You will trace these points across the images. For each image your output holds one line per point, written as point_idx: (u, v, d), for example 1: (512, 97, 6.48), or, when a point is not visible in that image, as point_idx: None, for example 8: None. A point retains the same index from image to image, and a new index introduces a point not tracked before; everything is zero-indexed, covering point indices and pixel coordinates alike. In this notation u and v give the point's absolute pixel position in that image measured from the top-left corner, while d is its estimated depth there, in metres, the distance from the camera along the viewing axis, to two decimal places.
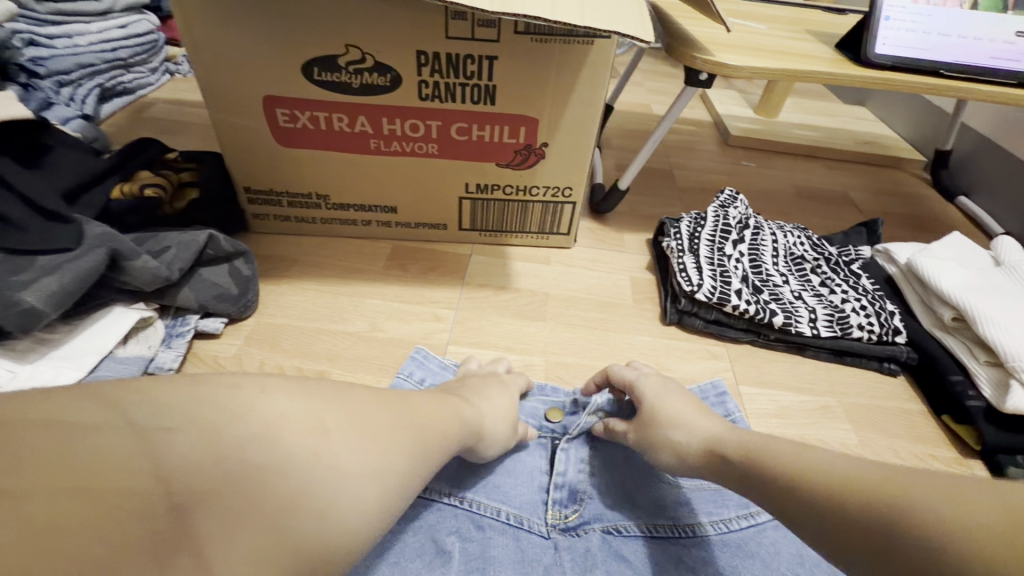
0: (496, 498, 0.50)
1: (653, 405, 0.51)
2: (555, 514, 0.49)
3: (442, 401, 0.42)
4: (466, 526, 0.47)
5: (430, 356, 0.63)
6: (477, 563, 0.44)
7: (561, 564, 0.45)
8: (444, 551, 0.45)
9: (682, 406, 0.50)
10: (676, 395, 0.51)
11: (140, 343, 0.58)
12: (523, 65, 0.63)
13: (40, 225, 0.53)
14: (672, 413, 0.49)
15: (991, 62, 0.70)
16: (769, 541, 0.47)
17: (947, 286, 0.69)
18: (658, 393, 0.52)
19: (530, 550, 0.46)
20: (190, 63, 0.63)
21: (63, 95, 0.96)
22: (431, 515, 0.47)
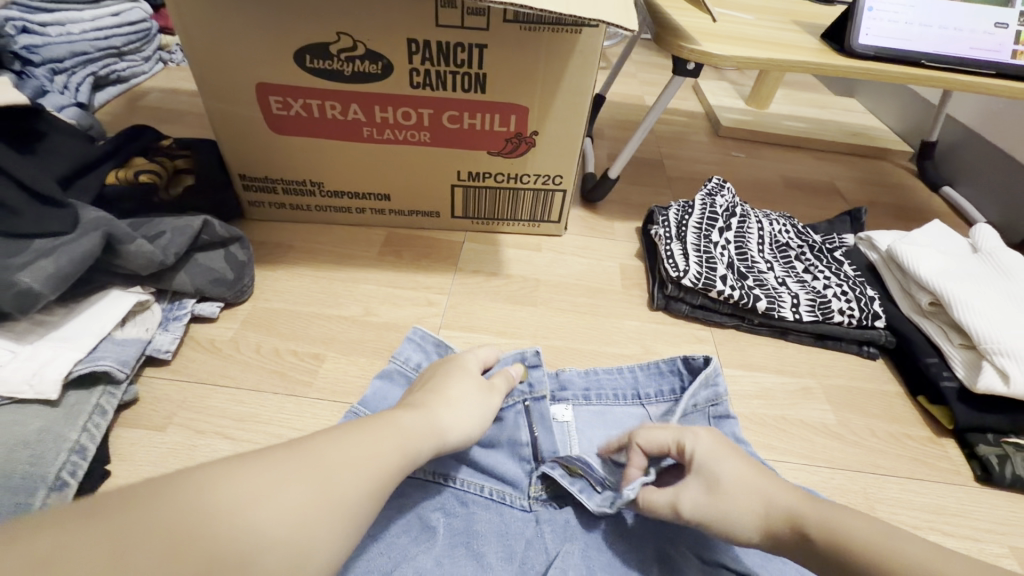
0: (480, 474, 0.51)
1: (708, 471, 0.44)
2: (536, 486, 0.50)
3: (367, 430, 0.38)
4: (451, 502, 0.49)
5: (426, 334, 0.62)
6: (462, 538, 0.46)
7: (542, 536, 0.48)
8: (430, 526, 0.47)
9: (739, 471, 0.44)
10: (729, 457, 0.45)
11: (137, 325, 0.58)
12: (513, 54, 0.65)
13: (34, 209, 0.54)
14: (735, 481, 0.43)
15: (971, 53, 0.72)
16: None
17: (926, 273, 0.71)
18: (711, 456, 0.45)
19: (514, 524, 0.48)
20: (184, 50, 0.64)
21: (57, 82, 0.96)
22: (416, 493, 0.48)
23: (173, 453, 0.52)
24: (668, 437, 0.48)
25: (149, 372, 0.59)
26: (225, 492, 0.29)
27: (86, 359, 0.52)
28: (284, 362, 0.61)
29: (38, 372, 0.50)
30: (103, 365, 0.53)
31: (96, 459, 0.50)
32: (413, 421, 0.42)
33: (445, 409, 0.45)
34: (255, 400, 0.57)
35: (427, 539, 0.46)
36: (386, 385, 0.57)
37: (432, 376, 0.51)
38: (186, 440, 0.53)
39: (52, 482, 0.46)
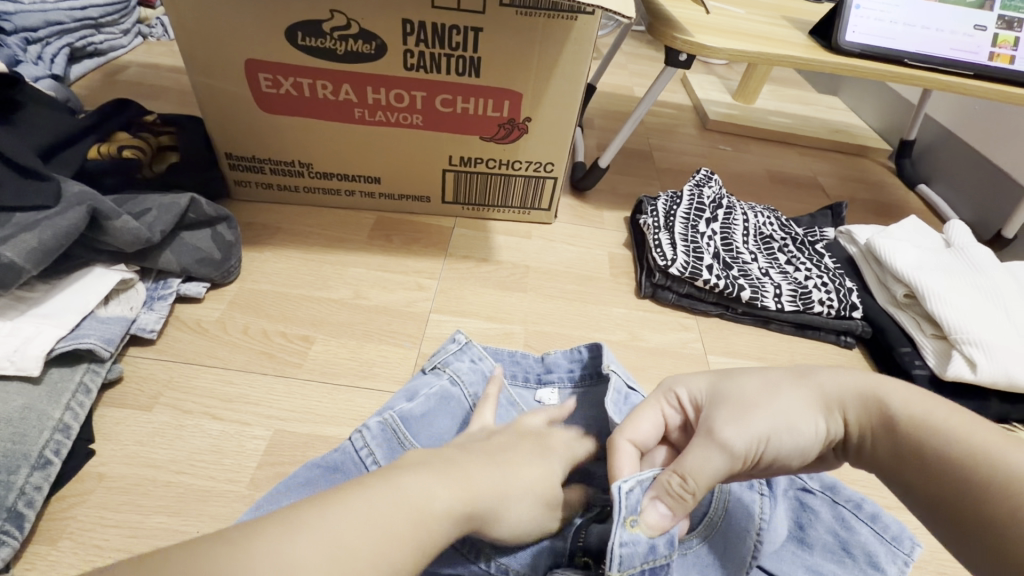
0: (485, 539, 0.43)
1: (737, 396, 0.38)
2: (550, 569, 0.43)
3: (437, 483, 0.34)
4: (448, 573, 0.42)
5: (482, 358, 0.58)
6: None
7: None
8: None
9: (771, 381, 0.38)
10: (756, 376, 0.39)
11: (121, 304, 0.57)
12: (509, 39, 0.64)
13: (16, 182, 0.52)
14: (778, 394, 0.37)
15: (952, 54, 0.74)
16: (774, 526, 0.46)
17: (902, 265, 0.74)
18: (737, 384, 0.39)
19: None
20: (172, 24, 0.62)
21: (31, 53, 0.92)
22: None
23: (159, 432, 0.52)
24: (649, 404, 0.41)
25: (134, 351, 0.58)
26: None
27: (69, 336, 0.51)
28: (272, 343, 0.61)
29: (20, 348, 0.49)
30: (86, 343, 0.51)
31: (79, 437, 0.49)
32: (448, 499, 0.34)
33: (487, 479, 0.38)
34: (243, 380, 0.57)
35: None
36: (439, 410, 0.52)
37: (495, 441, 0.43)
38: (173, 419, 0.53)
39: (35, 460, 0.45)
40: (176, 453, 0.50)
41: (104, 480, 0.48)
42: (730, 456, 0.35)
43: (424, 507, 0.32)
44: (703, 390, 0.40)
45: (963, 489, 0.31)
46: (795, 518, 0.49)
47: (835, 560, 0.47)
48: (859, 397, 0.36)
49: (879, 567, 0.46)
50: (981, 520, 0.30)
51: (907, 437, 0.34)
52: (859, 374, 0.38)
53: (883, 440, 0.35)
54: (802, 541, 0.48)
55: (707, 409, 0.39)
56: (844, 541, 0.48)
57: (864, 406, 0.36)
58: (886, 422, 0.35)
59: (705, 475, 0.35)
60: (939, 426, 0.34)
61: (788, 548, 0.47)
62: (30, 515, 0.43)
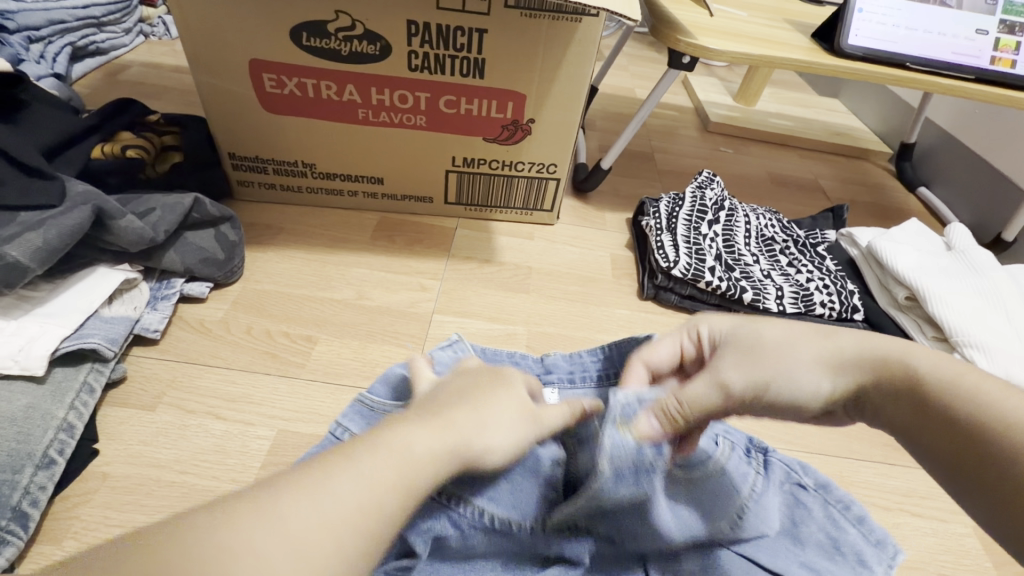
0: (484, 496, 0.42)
1: (749, 342, 0.38)
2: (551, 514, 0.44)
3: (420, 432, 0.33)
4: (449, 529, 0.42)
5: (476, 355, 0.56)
6: (449, 555, 0.43)
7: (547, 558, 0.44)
8: (437, 536, 0.42)
9: (789, 331, 0.38)
10: (777, 325, 0.38)
11: (125, 304, 0.57)
12: (513, 41, 0.65)
13: (21, 181, 0.52)
14: (787, 345, 0.37)
15: (953, 58, 0.74)
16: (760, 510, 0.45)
17: (903, 267, 0.74)
18: (754, 330, 0.39)
19: (510, 546, 0.44)
20: (177, 24, 0.63)
21: (33, 51, 0.92)
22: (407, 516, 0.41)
23: (163, 432, 0.52)
24: (674, 339, 0.43)
25: (137, 351, 0.58)
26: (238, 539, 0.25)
27: (73, 336, 0.51)
28: (276, 344, 0.61)
29: (24, 347, 0.49)
30: (90, 342, 0.51)
31: (83, 437, 0.49)
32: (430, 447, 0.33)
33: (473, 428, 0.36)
34: (247, 380, 0.57)
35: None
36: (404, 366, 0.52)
37: (468, 382, 0.40)
38: (176, 419, 0.53)
39: (39, 460, 0.45)
40: (180, 453, 0.50)
41: (108, 479, 0.48)
42: (724, 391, 0.36)
43: (407, 456, 0.32)
44: (727, 329, 0.40)
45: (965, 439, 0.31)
46: (788, 515, 0.48)
47: (827, 558, 0.46)
48: (874, 356, 0.35)
49: (871, 565, 0.45)
50: (978, 468, 0.30)
51: (919, 396, 0.33)
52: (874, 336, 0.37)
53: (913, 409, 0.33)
54: (795, 538, 0.47)
55: (722, 349, 0.39)
56: (836, 538, 0.47)
57: (892, 369, 0.34)
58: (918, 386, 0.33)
59: (696, 393, 0.37)
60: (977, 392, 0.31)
61: (781, 544, 0.46)
62: (35, 514, 0.43)
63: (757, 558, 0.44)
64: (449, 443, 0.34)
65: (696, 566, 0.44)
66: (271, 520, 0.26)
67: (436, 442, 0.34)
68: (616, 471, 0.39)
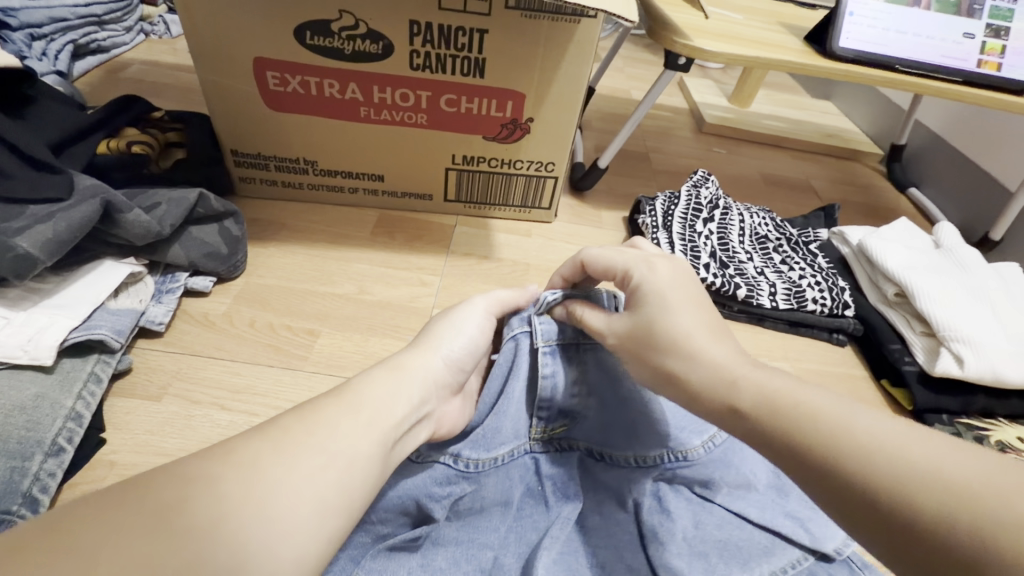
0: (483, 448, 0.44)
1: (655, 309, 0.40)
2: (539, 429, 0.46)
3: (382, 376, 0.40)
4: (452, 475, 0.43)
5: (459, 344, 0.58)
6: (457, 511, 0.44)
7: (542, 492, 0.46)
8: (455, 497, 0.43)
9: (692, 321, 0.39)
10: (684, 309, 0.40)
11: (132, 297, 0.58)
12: (513, 40, 0.66)
13: (29, 176, 0.54)
14: (666, 337, 0.38)
15: (941, 61, 0.76)
16: (739, 447, 0.48)
17: (893, 265, 0.76)
18: (660, 296, 0.40)
19: (513, 488, 0.44)
20: (183, 22, 0.64)
21: (36, 48, 0.93)
22: (419, 475, 0.43)
23: (169, 422, 0.52)
24: (622, 261, 0.44)
25: (142, 343, 0.59)
26: (240, 464, 0.29)
27: (81, 327, 0.52)
28: (279, 336, 0.62)
29: (34, 337, 0.50)
30: (98, 333, 0.52)
31: (91, 426, 0.50)
32: (389, 387, 0.39)
33: (424, 361, 0.43)
34: (250, 372, 0.58)
35: (406, 547, 0.42)
36: None
37: (431, 323, 0.47)
38: (182, 410, 0.54)
39: (49, 447, 0.46)
40: (185, 442, 0.51)
41: (115, 467, 0.49)
42: (606, 325, 0.42)
43: (367, 397, 0.37)
44: (658, 281, 0.41)
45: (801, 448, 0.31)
46: (771, 469, 0.49)
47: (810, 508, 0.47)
48: (727, 381, 0.35)
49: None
50: (816, 474, 0.30)
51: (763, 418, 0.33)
52: (733, 355, 0.37)
53: (771, 446, 0.32)
54: (778, 490, 0.48)
55: (635, 301, 0.41)
56: None
57: (742, 404, 0.34)
58: (768, 418, 0.33)
59: (596, 317, 0.43)
60: (822, 415, 0.31)
61: (768, 496, 0.47)
62: (45, 500, 0.44)
63: (746, 512, 0.46)
64: (402, 377, 0.40)
65: (687, 518, 0.44)
66: (230, 467, 0.29)
67: (390, 380, 0.40)
68: (550, 348, 0.46)
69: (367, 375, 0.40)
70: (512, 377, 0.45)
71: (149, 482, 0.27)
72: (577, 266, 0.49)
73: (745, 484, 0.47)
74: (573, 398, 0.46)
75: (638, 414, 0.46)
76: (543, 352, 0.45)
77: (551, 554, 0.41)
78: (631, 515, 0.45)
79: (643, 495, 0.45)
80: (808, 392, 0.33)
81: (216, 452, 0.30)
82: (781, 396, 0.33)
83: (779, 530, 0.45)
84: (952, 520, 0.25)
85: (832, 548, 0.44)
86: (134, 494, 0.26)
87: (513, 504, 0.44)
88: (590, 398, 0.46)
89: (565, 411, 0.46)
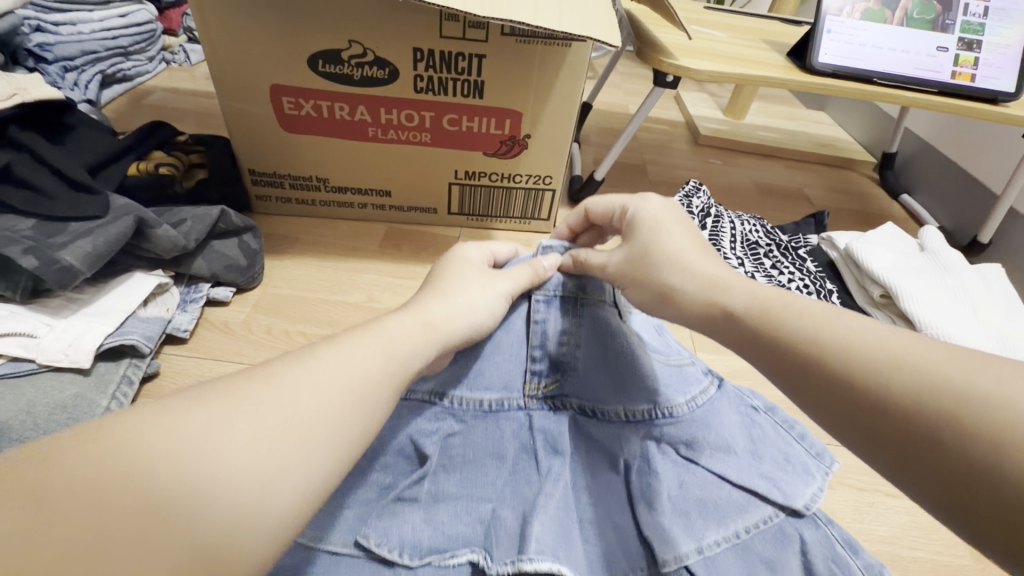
0: (478, 390, 0.50)
1: (650, 233, 0.47)
2: (532, 385, 0.51)
3: (406, 321, 0.44)
4: (446, 421, 0.49)
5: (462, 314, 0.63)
6: (452, 463, 0.48)
7: (533, 445, 0.50)
8: (447, 435, 0.49)
9: (681, 238, 0.46)
10: (674, 229, 0.47)
11: (159, 306, 0.63)
12: (510, 64, 0.71)
13: (69, 196, 0.59)
14: (660, 262, 0.45)
15: (916, 73, 0.80)
16: (716, 409, 0.51)
17: (878, 267, 0.79)
18: (653, 223, 0.47)
19: (506, 443, 0.50)
20: (205, 55, 0.70)
21: (68, 79, 1.00)
22: (415, 417, 0.49)
23: None
24: (619, 199, 0.51)
25: (168, 349, 0.64)
26: (282, 387, 0.34)
27: (115, 333, 0.57)
28: (294, 342, 0.66)
29: (73, 343, 0.55)
30: (130, 339, 0.57)
31: None
32: (413, 333, 0.43)
33: (448, 314, 0.46)
34: None
35: (411, 497, 0.46)
36: None
37: (443, 275, 0.52)
38: None
39: None
40: None
41: None
42: (607, 259, 0.48)
43: (390, 340, 0.41)
44: (650, 212, 0.48)
45: (794, 351, 0.36)
46: (748, 435, 0.52)
47: (780, 469, 0.49)
48: (731, 290, 0.41)
49: (812, 473, 0.50)
50: (801, 366, 0.35)
51: (748, 321, 0.39)
52: (728, 272, 0.44)
53: (758, 339, 0.38)
54: (754, 454, 0.50)
55: (634, 232, 0.48)
56: (786, 453, 0.51)
57: (736, 308, 0.40)
58: (759, 315, 0.39)
59: (597, 256, 0.49)
60: (808, 312, 0.37)
61: (743, 459, 0.49)
62: None
63: (726, 474, 0.48)
64: (423, 327, 0.44)
65: (673, 481, 0.48)
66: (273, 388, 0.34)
67: (415, 325, 0.44)
68: (547, 298, 0.51)
69: (396, 321, 0.44)
70: (507, 325, 0.51)
71: (214, 394, 0.32)
72: (581, 216, 0.56)
73: (729, 448, 0.49)
74: (563, 346, 0.50)
75: (626, 365, 0.49)
76: (539, 303, 0.51)
77: (549, 516, 0.44)
78: (622, 477, 0.49)
79: (630, 455, 0.49)
80: (799, 298, 0.39)
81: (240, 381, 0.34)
82: (769, 299, 0.40)
83: (754, 489, 0.47)
84: (925, 387, 0.30)
85: (800, 504, 0.47)
86: (204, 400, 0.31)
87: (508, 459, 0.49)
88: (578, 349, 0.50)
89: (557, 361, 0.50)
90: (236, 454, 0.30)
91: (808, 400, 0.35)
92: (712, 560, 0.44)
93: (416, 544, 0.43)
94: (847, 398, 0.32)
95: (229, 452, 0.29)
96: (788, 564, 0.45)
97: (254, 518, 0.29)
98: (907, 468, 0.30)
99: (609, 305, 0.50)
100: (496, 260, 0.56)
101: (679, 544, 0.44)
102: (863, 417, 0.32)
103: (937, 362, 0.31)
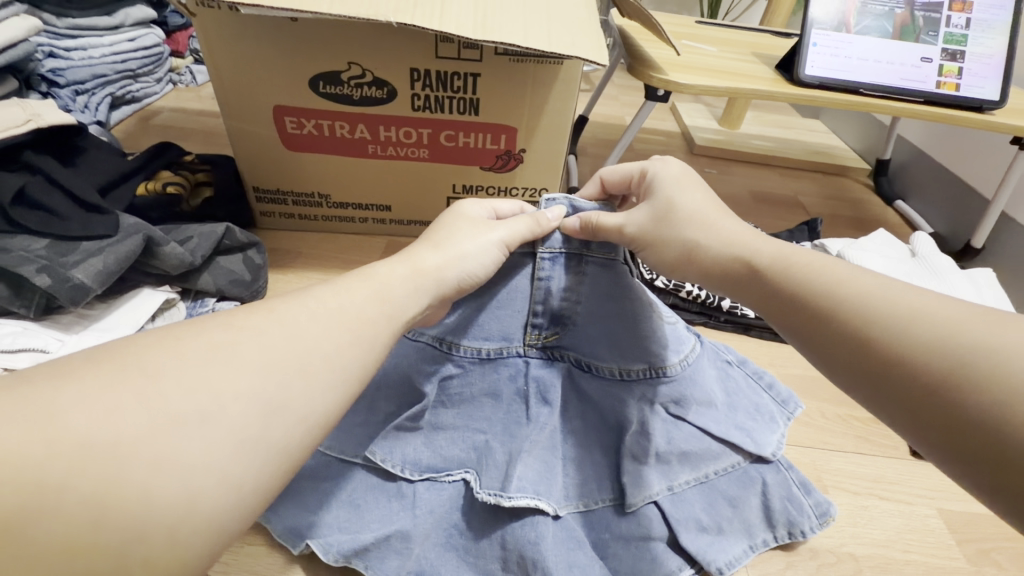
0: (478, 339, 0.54)
1: (667, 194, 0.50)
2: (533, 336, 0.54)
3: (399, 267, 0.47)
4: (450, 364, 0.54)
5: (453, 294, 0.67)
6: (450, 400, 0.54)
7: (523, 390, 0.55)
8: (444, 375, 0.54)
9: (699, 201, 0.49)
10: (691, 193, 0.50)
11: (166, 320, 0.65)
12: (504, 81, 0.73)
13: (81, 216, 0.61)
14: (685, 224, 0.48)
15: (901, 83, 0.82)
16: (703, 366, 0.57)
17: None
18: (674, 186, 0.50)
19: (503, 386, 0.55)
20: (212, 80, 0.73)
21: (79, 102, 1.04)
22: (415, 355, 0.55)
23: None
24: (637, 165, 0.54)
25: None
26: (287, 319, 0.38)
27: None
28: None
29: None
30: None
31: None
32: (408, 278, 0.47)
33: (441, 262, 0.49)
34: None
35: (413, 426, 0.53)
36: None
37: (441, 226, 0.54)
38: None
39: None
40: None
41: None
42: (624, 219, 0.48)
43: (385, 286, 0.45)
44: (669, 173, 0.51)
45: (807, 308, 0.40)
46: (725, 387, 0.60)
47: (751, 419, 0.58)
48: (758, 252, 0.45)
49: (776, 421, 0.60)
50: (814, 322, 0.40)
51: (768, 279, 0.43)
52: (756, 236, 0.47)
53: (778, 297, 0.42)
54: (730, 406, 0.58)
55: (654, 193, 0.50)
56: (757, 404, 0.60)
57: (761, 265, 0.44)
58: (781, 274, 0.43)
59: (611, 218, 0.49)
60: (828, 271, 0.41)
61: (723, 412, 0.57)
62: None
63: (707, 428, 0.55)
64: (416, 274, 0.47)
65: (664, 439, 0.52)
66: (275, 319, 0.38)
67: (409, 274, 0.47)
68: (551, 255, 0.51)
69: (389, 268, 0.47)
70: (512, 279, 0.53)
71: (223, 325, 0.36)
72: (597, 186, 0.57)
73: (710, 402, 0.56)
74: (564, 302, 0.52)
75: (622, 323, 0.52)
76: (543, 262, 0.51)
77: (529, 463, 0.51)
78: (613, 428, 0.54)
79: (621, 412, 0.53)
80: (818, 257, 0.43)
81: (230, 318, 0.37)
82: (792, 259, 0.43)
83: (730, 440, 0.55)
84: (929, 341, 0.34)
85: (768, 452, 0.56)
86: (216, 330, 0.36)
87: (503, 400, 0.55)
88: (578, 306, 0.52)
89: (557, 316, 0.53)
90: (242, 373, 0.34)
91: (819, 355, 0.40)
92: (679, 497, 0.52)
93: (416, 462, 0.53)
94: (856, 352, 0.37)
95: (236, 371, 0.33)
96: (748, 500, 0.54)
97: (260, 435, 0.33)
98: (902, 411, 0.34)
99: (620, 264, 0.51)
100: (499, 216, 0.58)
101: (651, 487, 0.51)
102: (867, 371, 0.36)
103: (949, 317, 0.35)
